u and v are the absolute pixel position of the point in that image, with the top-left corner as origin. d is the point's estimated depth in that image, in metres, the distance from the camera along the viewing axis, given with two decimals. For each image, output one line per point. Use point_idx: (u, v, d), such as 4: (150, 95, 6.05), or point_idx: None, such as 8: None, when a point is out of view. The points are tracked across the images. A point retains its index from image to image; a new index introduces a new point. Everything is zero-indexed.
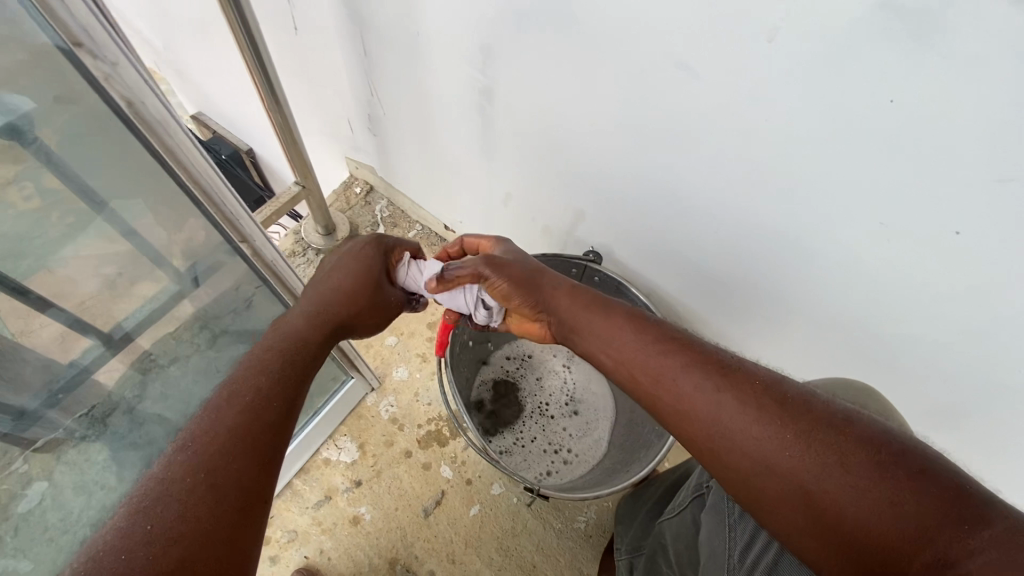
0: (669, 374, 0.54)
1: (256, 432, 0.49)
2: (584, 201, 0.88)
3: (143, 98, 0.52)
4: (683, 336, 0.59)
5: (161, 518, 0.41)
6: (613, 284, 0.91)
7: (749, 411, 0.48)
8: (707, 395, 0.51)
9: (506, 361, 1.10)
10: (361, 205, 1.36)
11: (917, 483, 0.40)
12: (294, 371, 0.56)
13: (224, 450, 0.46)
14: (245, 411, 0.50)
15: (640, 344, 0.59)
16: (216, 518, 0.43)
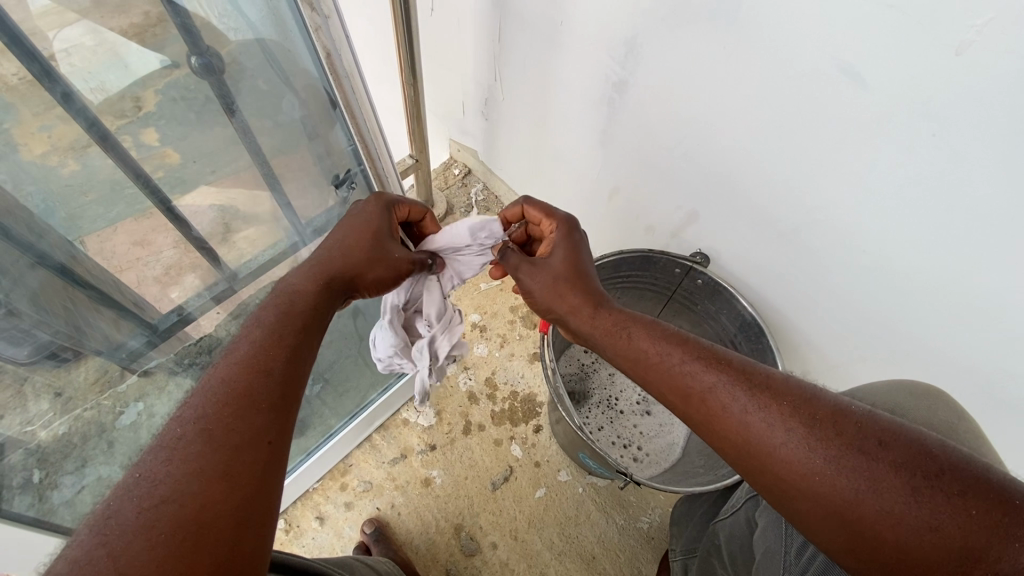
0: (690, 390, 0.50)
1: (248, 378, 0.45)
2: (698, 201, 0.88)
3: (339, 50, 0.62)
4: (698, 344, 0.53)
5: (152, 474, 0.38)
6: (716, 287, 0.92)
7: (780, 432, 0.44)
8: (736, 416, 0.47)
9: (583, 354, 1.08)
10: (458, 186, 1.41)
11: (973, 499, 0.38)
12: (281, 324, 0.51)
13: (214, 401, 0.43)
14: (239, 362, 0.46)
15: (660, 354, 0.53)
16: (205, 462, 0.39)
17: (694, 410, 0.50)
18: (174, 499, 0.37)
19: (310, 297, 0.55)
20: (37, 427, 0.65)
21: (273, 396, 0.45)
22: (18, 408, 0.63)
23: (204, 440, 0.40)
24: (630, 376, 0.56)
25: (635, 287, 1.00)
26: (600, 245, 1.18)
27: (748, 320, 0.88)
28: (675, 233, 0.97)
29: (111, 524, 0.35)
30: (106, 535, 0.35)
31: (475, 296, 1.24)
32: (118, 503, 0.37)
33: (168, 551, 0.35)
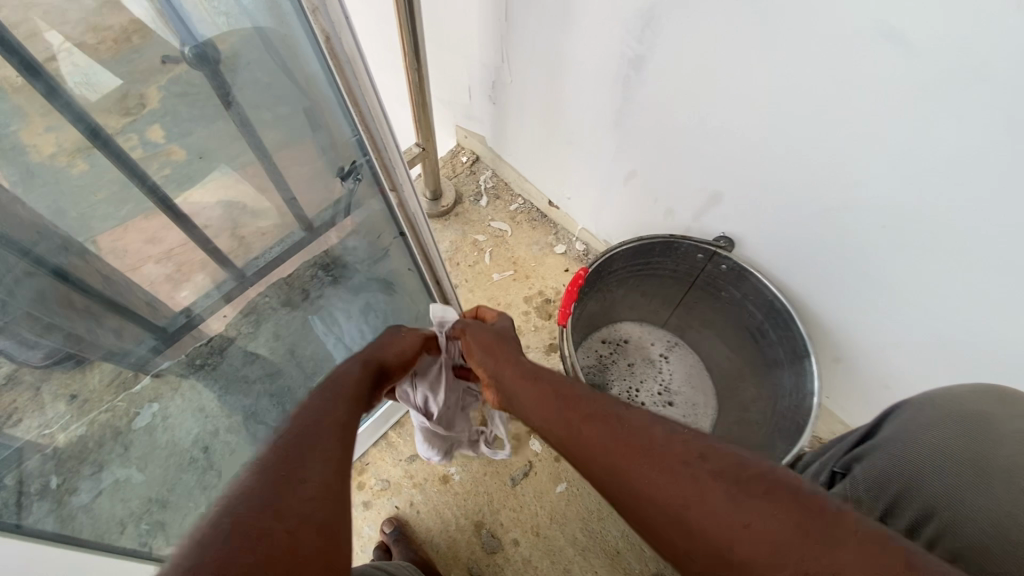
0: (580, 446, 0.44)
1: (324, 429, 0.46)
2: (723, 182, 0.83)
3: (339, 33, 0.54)
4: (584, 395, 0.48)
5: (240, 514, 0.35)
6: (742, 273, 0.87)
7: (693, 449, 0.39)
8: (622, 467, 0.40)
9: (601, 345, 1.05)
10: (466, 173, 1.36)
11: (863, 549, 0.31)
12: (351, 392, 0.55)
13: (292, 448, 0.42)
14: (317, 419, 0.47)
15: (562, 409, 0.48)
16: (307, 505, 0.37)
17: (584, 466, 0.43)
18: (284, 533, 0.35)
19: (360, 366, 0.60)
20: (54, 430, 0.65)
21: (339, 425, 0.48)
22: (37, 411, 0.63)
23: (295, 479, 0.39)
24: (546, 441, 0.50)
25: (654, 275, 0.96)
26: (616, 231, 1.14)
27: (776, 307, 0.84)
28: (695, 217, 0.93)
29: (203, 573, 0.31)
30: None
31: (487, 288, 1.21)
32: (199, 550, 0.32)
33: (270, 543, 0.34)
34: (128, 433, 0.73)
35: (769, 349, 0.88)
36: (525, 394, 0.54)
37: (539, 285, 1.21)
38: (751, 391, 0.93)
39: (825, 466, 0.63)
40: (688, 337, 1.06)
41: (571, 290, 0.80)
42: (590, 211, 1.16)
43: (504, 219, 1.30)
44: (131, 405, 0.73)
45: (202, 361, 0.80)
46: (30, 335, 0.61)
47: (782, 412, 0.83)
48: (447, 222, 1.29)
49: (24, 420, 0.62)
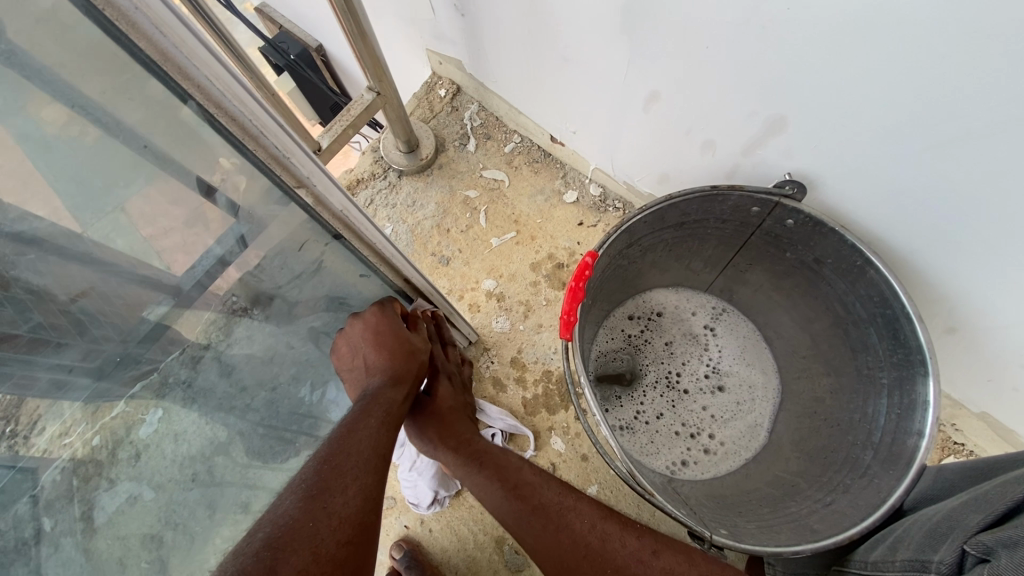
0: (581, 536, 0.52)
1: (354, 452, 0.51)
2: (785, 101, 0.57)
3: None
4: (566, 494, 0.56)
5: (286, 520, 0.43)
6: (817, 228, 0.62)
7: (645, 552, 0.51)
8: (623, 549, 0.51)
9: (628, 322, 0.84)
10: (446, 111, 1.09)
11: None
12: (377, 420, 0.55)
13: (338, 453, 0.50)
14: (325, 451, 0.51)
15: (554, 488, 0.56)
16: (350, 510, 0.45)
17: (591, 558, 0.51)
18: (276, 561, 0.39)
19: (367, 413, 0.56)
20: (76, 441, 0.65)
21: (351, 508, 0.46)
22: (57, 423, 0.64)
23: (327, 495, 0.45)
24: (538, 542, 0.53)
25: (690, 234, 0.72)
26: (640, 172, 0.87)
27: (868, 274, 0.59)
28: (747, 152, 0.67)
29: (255, 551, 0.40)
30: (237, 560, 0.40)
31: (486, 257, 1.00)
32: (265, 524, 0.43)
33: None
34: (133, 444, 0.68)
35: (857, 326, 0.64)
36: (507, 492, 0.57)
37: (548, 247, 0.99)
38: (829, 374, 0.71)
39: (947, 532, 0.42)
40: (740, 301, 0.83)
41: (576, 288, 0.58)
42: (604, 147, 0.89)
43: (499, 166, 1.05)
44: (130, 417, 0.69)
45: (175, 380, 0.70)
46: (20, 356, 0.58)
47: (880, 416, 0.61)
48: (430, 178, 1.06)
49: (47, 429, 0.64)
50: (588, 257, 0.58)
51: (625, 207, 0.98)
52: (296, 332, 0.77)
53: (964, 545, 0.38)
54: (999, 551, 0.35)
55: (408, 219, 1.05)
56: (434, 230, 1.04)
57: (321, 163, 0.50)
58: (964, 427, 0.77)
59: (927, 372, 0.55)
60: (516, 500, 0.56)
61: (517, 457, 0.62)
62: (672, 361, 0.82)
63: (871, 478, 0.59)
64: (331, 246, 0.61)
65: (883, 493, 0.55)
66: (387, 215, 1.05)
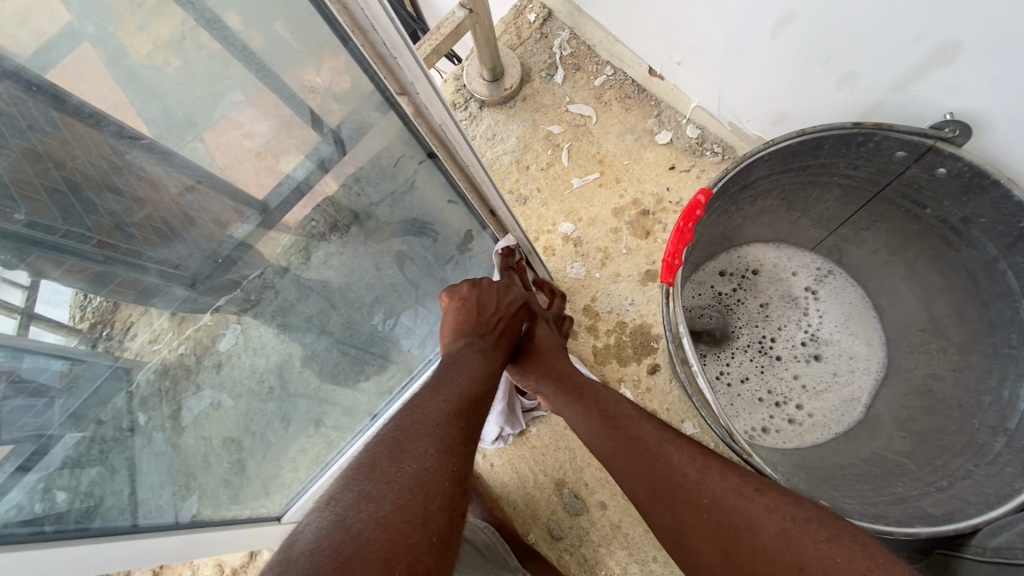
0: (676, 470, 0.45)
1: (473, 414, 0.48)
2: (966, 21, 0.47)
3: None
4: (664, 432, 0.50)
5: (428, 459, 0.39)
6: (975, 180, 0.53)
7: (745, 488, 0.42)
8: (720, 485, 0.43)
9: (719, 278, 0.78)
10: (535, 38, 1.02)
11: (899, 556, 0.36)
12: (483, 368, 0.55)
13: (462, 408, 0.47)
14: (435, 395, 0.48)
15: (652, 425, 0.51)
16: (454, 433, 0.44)
17: (687, 494, 0.44)
18: (429, 512, 0.36)
19: (467, 356, 0.56)
20: (163, 347, 0.70)
21: (458, 432, 0.44)
22: (147, 328, 0.69)
23: (459, 450, 0.42)
24: (632, 474, 0.48)
25: (811, 180, 0.64)
26: (752, 112, 0.78)
27: None
28: (896, 87, 0.57)
29: (401, 484, 0.37)
30: (382, 486, 0.36)
31: (565, 198, 0.95)
32: (405, 455, 0.39)
33: (369, 536, 0.33)
34: (216, 355, 0.73)
35: (1004, 298, 0.56)
36: (605, 428, 0.53)
37: (633, 191, 0.93)
38: (952, 350, 0.63)
39: None
40: (850, 263, 0.74)
41: (684, 229, 0.52)
42: (713, 82, 0.80)
43: (587, 100, 0.98)
44: (212, 328, 0.73)
45: (256, 295, 0.74)
46: (125, 255, 0.64)
47: (1020, 400, 0.54)
48: (513, 110, 1.00)
49: (139, 334, 0.68)
50: (701, 195, 0.53)
51: (724, 152, 0.90)
52: (381, 254, 0.74)
53: None
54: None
55: (487, 153, 1.00)
56: (513, 167, 0.99)
57: (429, 70, 0.46)
58: None
59: None
60: (611, 433, 0.52)
61: (615, 396, 0.57)
62: (768, 325, 0.76)
63: (1002, 465, 0.52)
64: (423, 165, 0.59)
65: (1016, 483, 0.49)
66: None
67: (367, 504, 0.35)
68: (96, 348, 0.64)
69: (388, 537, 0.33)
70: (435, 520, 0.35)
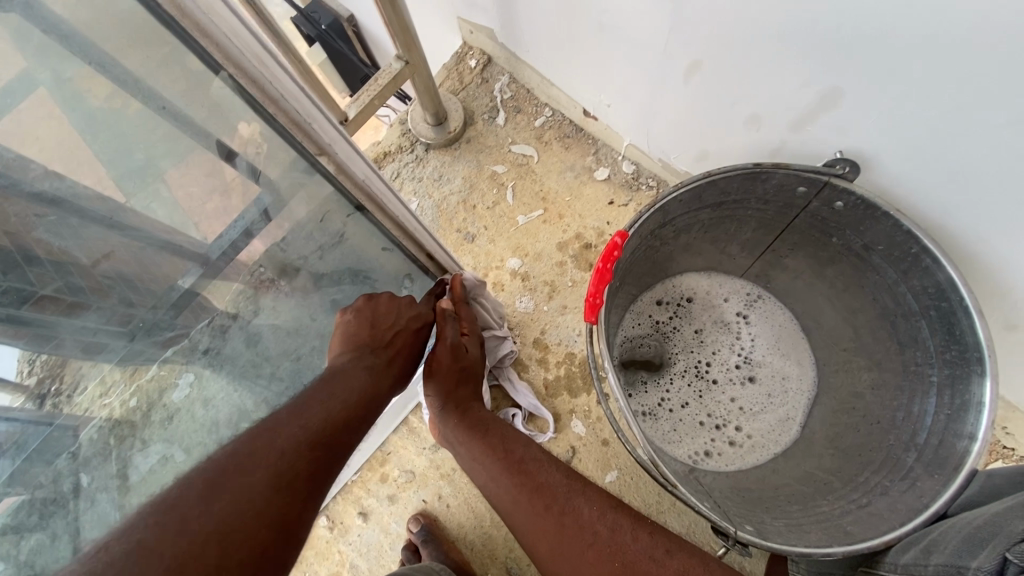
0: (586, 522, 0.54)
1: (329, 441, 0.51)
2: (845, 69, 0.52)
3: None
4: (566, 479, 0.58)
5: (247, 499, 0.43)
6: (869, 212, 0.57)
7: (657, 550, 0.52)
8: (622, 537, 0.53)
9: (656, 307, 0.81)
10: (476, 82, 1.06)
11: None
12: (363, 386, 0.58)
13: (316, 436, 0.50)
14: (288, 420, 0.50)
15: (557, 474, 0.58)
16: (286, 466, 0.47)
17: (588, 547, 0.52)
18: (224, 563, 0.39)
19: (349, 374, 0.58)
20: (116, 401, 0.69)
21: (295, 469, 0.47)
22: (97, 383, 0.68)
23: (291, 492, 0.46)
24: (531, 519, 0.55)
25: (728, 215, 0.68)
26: (677, 149, 0.83)
27: (924, 263, 0.55)
28: (796, 127, 0.62)
29: (200, 533, 0.39)
30: (172, 539, 0.38)
31: (511, 235, 0.98)
32: (216, 499, 0.41)
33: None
34: (165, 407, 0.73)
35: (906, 319, 0.60)
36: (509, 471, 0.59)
37: (576, 226, 0.96)
38: (870, 370, 0.67)
39: (988, 537, 0.38)
40: (776, 288, 0.79)
41: (603, 270, 0.55)
42: (640, 122, 0.85)
43: (528, 141, 1.02)
44: (164, 380, 0.73)
45: (205, 347, 0.73)
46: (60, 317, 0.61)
47: (926, 416, 0.57)
48: (458, 152, 1.04)
49: (88, 388, 0.67)
50: (617, 236, 0.55)
51: (658, 185, 0.95)
52: (317, 305, 0.75)
53: (1007, 553, 0.35)
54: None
55: (434, 194, 1.03)
56: (460, 206, 1.02)
57: (345, 132, 0.48)
58: (1016, 433, 0.71)
59: (984, 372, 0.51)
60: (518, 479, 0.58)
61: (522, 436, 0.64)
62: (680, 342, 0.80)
63: (913, 479, 0.55)
64: (354, 217, 0.60)
65: (924, 499, 0.52)
66: (413, 189, 1.04)
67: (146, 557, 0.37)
68: (42, 407, 0.63)
69: None
70: (233, 569, 0.39)
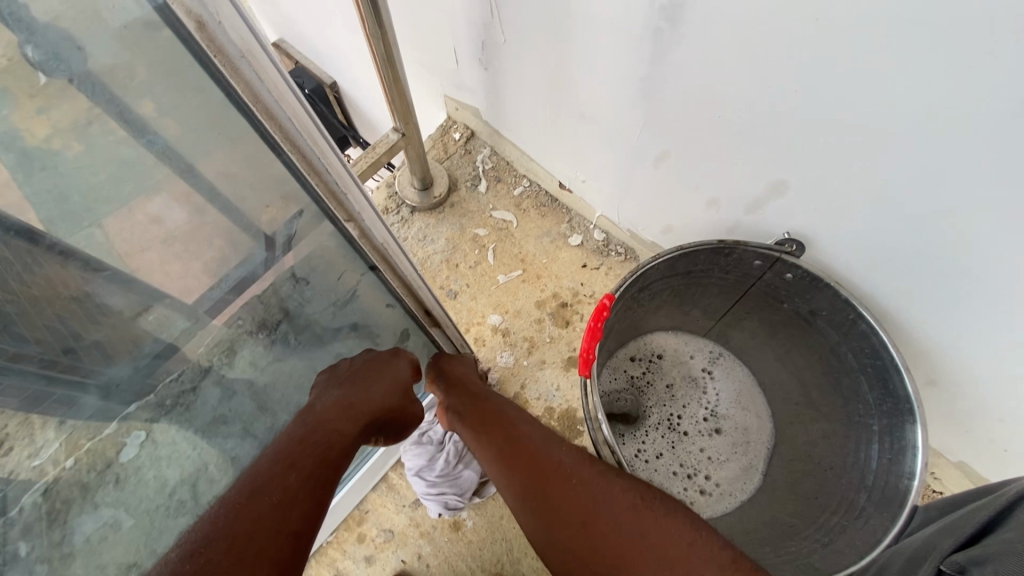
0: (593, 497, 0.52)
1: (337, 437, 0.53)
2: (791, 167, 0.63)
3: (218, 14, 0.33)
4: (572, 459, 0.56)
5: (273, 491, 0.44)
6: (813, 283, 0.67)
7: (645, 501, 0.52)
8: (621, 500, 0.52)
9: (630, 363, 0.88)
10: (459, 153, 1.16)
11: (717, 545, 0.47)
12: (372, 402, 0.59)
13: (325, 439, 0.52)
14: (257, 499, 0.43)
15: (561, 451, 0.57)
16: (305, 465, 0.48)
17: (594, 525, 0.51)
18: (255, 552, 0.40)
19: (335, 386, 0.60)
20: (46, 461, 0.62)
21: (313, 463, 0.49)
22: (25, 440, 0.60)
23: (306, 480, 0.47)
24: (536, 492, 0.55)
25: (695, 282, 0.77)
26: (645, 222, 0.94)
27: (860, 327, 0.64)
28: (750, 209, 0.73)
29: (236, 534, 0.40)
30: (212, 542, 0.39)
31: (492, 293, 1.04)
32: (252, 501, 0.43)
33: (203, 558, 0.38)
34: (117, 467, 0.66)
35: (848, 374, 0.69)
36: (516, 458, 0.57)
37: (552, 286, 1.03)
38: (822, 421, 0.75)
39: (924, 557, 0.44)
40: (735, 347, 0.88)
41: (595, 328, 0.61)
42: (611, 197, 0.96)
43: (508, 208, 1.11)
44: (113, 440, 0.66)
45: (173, 402, 0.70)
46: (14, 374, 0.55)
47: (873, 460, 0.66)
48: (441, 215, 1.11)
49: (15, 449, 0.60)
50: (606, 298, 0.62)
51: (626, 252, 1.04)
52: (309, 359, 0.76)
53: (941, 566, 0.41)
54: (971, 568, 0.38)
55: (418, 253, 1.08)
56: (443, 265, 1.07)
57: (374, 202, 0.53)
58: (946, 479, 0.80)
59: (915, 420, 0.60)
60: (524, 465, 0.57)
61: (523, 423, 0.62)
62: (655, 397, 0.86)
63: (868, 518, 0.62)
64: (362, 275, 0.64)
65: (879, 533, 0.59)
66: None
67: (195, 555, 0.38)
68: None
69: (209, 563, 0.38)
70: (268, 551, 0.41)
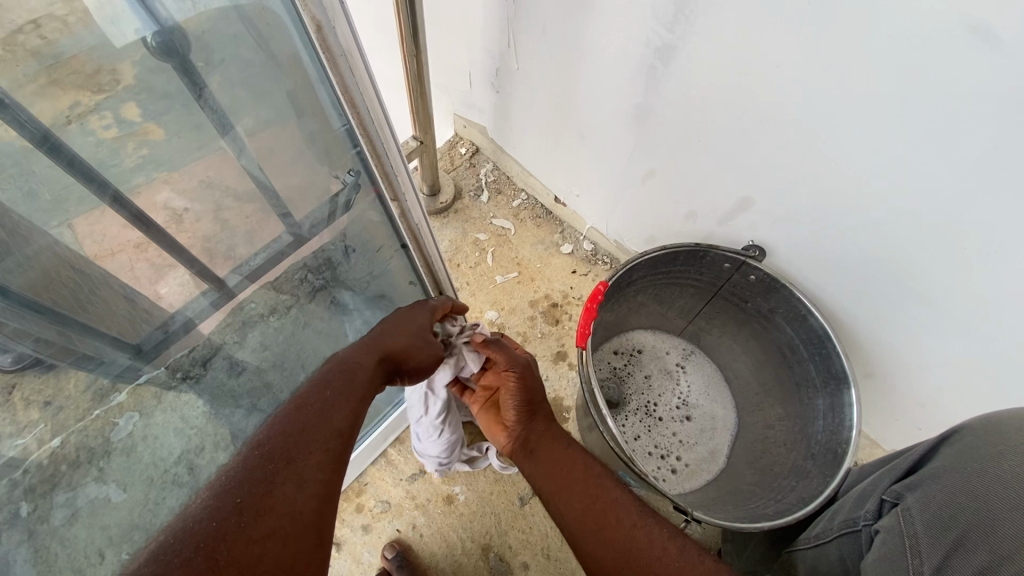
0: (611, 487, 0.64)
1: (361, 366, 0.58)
2: (755, 186, 0.76)
3: (333, 24, 0.44)
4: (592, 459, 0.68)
5: (318, 405, 0.52)
6: (772, 284, 0.80)
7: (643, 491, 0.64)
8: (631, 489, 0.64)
9: (614, 355, 0.98)
10: (465, 166, 1.28)
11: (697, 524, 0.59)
12: (392, 344, 0.63)
13: (355, 365, 0.58)
14: (303, 407, 0.51)
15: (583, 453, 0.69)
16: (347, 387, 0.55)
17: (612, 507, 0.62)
18: (300, 454, 0.47)
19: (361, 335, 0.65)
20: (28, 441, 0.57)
21: (348, 384, 0.56)
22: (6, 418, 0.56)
23: (341, 395, 0.54)
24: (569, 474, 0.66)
25: (672, 282, 0.89)
26: (630, 233, 1.06)
27: (808, 321, 0.77)
28: (722, 221, 0.86)
29: (283, 438, 0.48)
30: (266, 444, 0.47)
31: (490, 291, 1.14)
32: (303, 410, 0.51)
33: (258, 458, 0.45)
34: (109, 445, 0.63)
35: (800, 365, 0.82)
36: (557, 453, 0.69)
37: (545, 288, 1.14)
38: (777, 407, 0.87)
39: (869, 492, 0.55)
40: (705, 345, 0.99)
41: (590, 308, 0.72)
42: (601, 210, 1.09)
43: (507, 217, 1.22)
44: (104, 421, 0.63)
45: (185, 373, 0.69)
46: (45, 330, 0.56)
47: (818, 433, 0.77)
48: (446, 220, 1.21)
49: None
50: (601, 284, 0.73)
51: (612, 262, 1.16)
52: (328, 333, 0.84)
53: (883, 495, 0.51)
54: (905, 491, 0.48)
55: None
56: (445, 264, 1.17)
57: (416, 185, 0.64)
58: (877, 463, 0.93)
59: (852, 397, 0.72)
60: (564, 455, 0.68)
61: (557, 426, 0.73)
62: (635, 386, 0.97)
63: (812, 477, 0.74)
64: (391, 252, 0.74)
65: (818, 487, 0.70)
66: None
67: (252, 452, 0.46)
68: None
69: (260, 462, 0.45)
70: (316, 454, 0.48)
